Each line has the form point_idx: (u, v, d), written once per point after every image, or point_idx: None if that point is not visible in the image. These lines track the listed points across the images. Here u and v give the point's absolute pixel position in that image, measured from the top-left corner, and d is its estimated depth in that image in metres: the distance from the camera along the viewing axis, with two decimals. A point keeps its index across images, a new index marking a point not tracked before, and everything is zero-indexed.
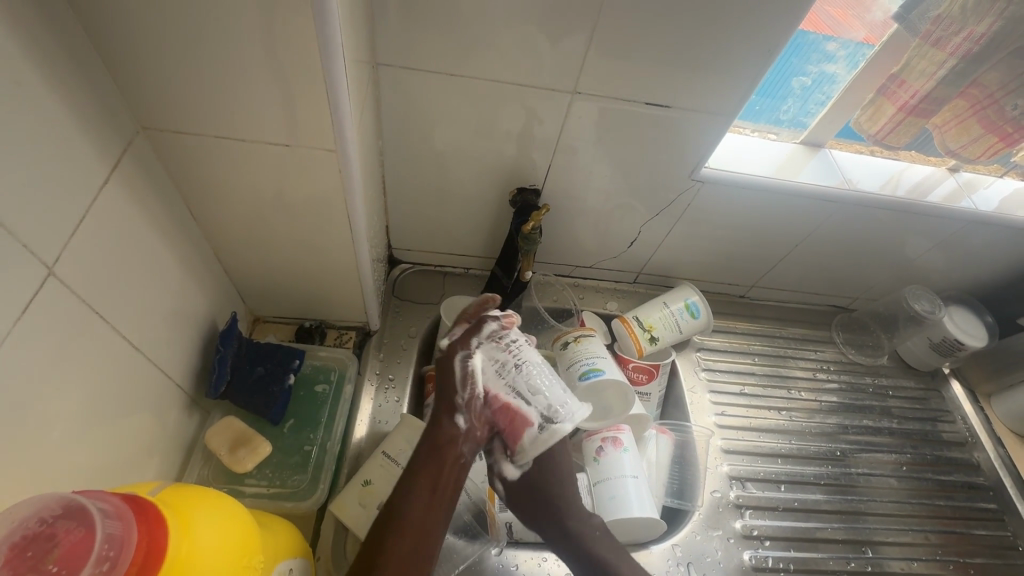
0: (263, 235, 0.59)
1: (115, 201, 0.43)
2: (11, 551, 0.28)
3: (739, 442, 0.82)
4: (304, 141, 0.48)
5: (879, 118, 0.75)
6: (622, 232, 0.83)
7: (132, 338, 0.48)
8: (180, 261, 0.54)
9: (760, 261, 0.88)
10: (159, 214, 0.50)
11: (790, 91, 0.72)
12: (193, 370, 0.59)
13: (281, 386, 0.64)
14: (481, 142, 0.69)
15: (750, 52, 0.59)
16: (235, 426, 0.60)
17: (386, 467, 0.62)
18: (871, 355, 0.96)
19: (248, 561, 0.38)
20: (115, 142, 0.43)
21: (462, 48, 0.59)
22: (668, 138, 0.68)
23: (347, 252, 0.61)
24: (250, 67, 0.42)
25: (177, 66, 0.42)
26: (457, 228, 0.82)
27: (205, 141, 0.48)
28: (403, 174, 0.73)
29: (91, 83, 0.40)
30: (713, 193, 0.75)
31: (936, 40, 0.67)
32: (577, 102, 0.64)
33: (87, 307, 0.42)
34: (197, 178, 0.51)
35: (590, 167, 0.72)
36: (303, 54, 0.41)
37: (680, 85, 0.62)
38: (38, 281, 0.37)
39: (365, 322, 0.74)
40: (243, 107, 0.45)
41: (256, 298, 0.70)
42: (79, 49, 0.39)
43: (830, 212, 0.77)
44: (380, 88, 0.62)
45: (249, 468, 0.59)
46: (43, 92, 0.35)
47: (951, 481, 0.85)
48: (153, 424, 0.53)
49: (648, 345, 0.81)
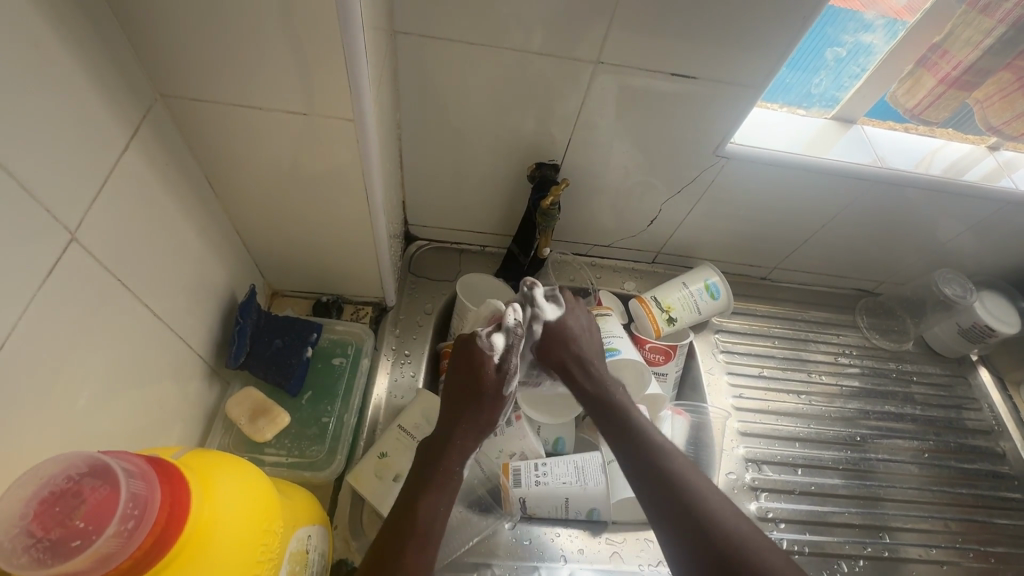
0: (280, 207, 0.59)
1: (134, 167, 0.43)
2: (40, 505, 0.29)
3: (758, 425, 0.81)
4: (322, 110, 0.47)
5: (918, 92, 0.73)
6: (642, 210, 0.81)
7: (154, 307, 0.48)
8: (198, 232, 0.54)
9: (783, 242, 0.86)
10: (178, 184, 0.49)
11: (823, 63, 0.69)
12: (213, 341, 0.60)
13: (299, 358, 0.64)
14: (500, 116, 0.68)
15: (784, 20, 0.56)
16: (254, 396, 0.61)
17: (403, 441, 0.63)
18: (896, 341, 0.93)
19: (268, 525, 0.38)
20: (133, 109, 0.43)
21: (484, 16, 0.57)
22: (693, 111, 0.66)
23: (365, 226, 0.61)
24: (268, 32, 0.41)
25: (193, 30, 0.41)
26: (473, 205, 0.81)
27: (223, 109, 0.47)
28: (420, 147, 0.72)
29: (110, 48, 0.40)
30: (738, 170, 0.73)
31: (984, 7, 0.64)
32: (599, 74, 0.62)
33: (108, 274, 0.42)
34: (215, 149, 0.51)
35: (611, 142, 0.70)
36: (321, 18, 0.40)
37: (709, 55, 0.60)
38: (61, 246, 0.37)
39: (382, 298, 0.74)
40: (261, 73, 0.44)
41: (274, 271, 0.70)
42: (97, 13, 0.38)
43: (860, 192, 0.75)
44: (398, 58, 0.61)
45: (268, 438, 0.60)
46: (61, 56, 0.35)
47: (975, 469, 0.83)
48: (176, 392, 0.54)
49: (666, 326, 0.80)
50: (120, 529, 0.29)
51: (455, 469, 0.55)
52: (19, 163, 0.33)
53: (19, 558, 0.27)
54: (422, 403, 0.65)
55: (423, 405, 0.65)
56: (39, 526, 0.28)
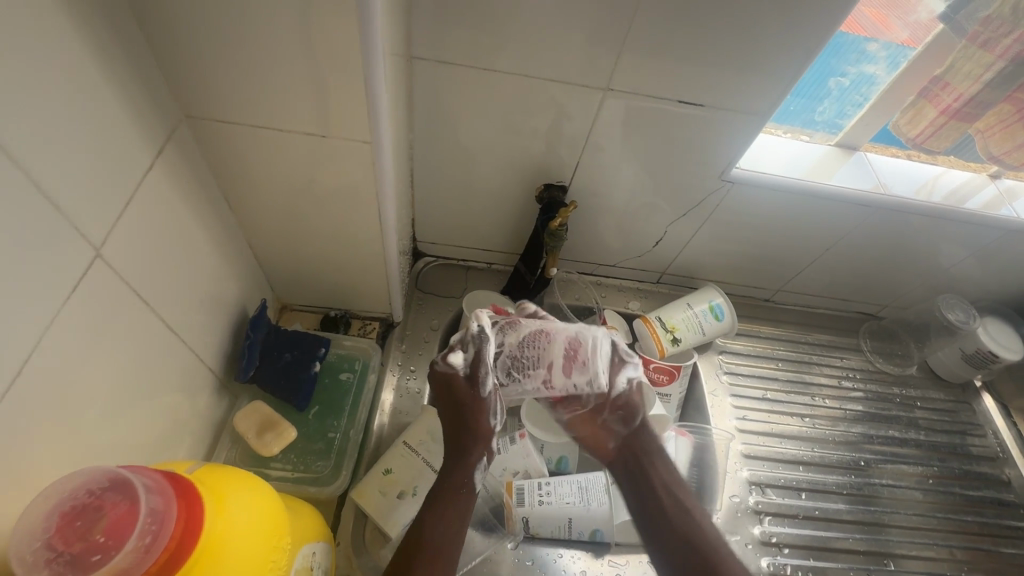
0: (294, 224, 0.60)
1: (158, 185, 0.44)
2: (62, 520, 0.29)
3: (761, 447, 0.81)
4: (340, 133, 0.48)
5: (919, 122, 0.74)
6: (647, 231, 0.82)
7: (170, 321, 0.49)
8: (214, 247, 0.55)
9: (787, 265, 0.87)
10: (198, 200, 0.51)
11: (826, 92, 0.71)
12: (224, 354, 0.60)
13: (309, 373, 0.64)
14: (511, 137, 0.69)
15: (788, 52, 0.58)
16: (262, 411, 0.61)
17: (408, 457, 0.63)
18: (900, 365, 0.93)
19: (277, 541, 0.39)
20: (160, 129, 0.44)
21: (498, 41, 0.58)
22: (699, 137, 0.67)
23: (376, 243, 0.62)
24: (291, 57, 0.42)
25: (221, 56, 0.42)
26: (482, 223, 0.82)
27: (245, 130, 0.49)
28: (431, 166, 0.73)
29: (139, 72, 0.41)
30: (743, 195, 0.74)
31: (983, 42, 0.65)
32: (609, 100, 0.64)
33: (128, 288, 0.43)
34: (234, 168, 0.52)
35: (618, 165, 0.72)
36: (344, 47, 0.41)
37: (715, 83, 0.61)
38: (86, 263, 0.38)
39: (389, 313, 0.75)
40: (284, 97, 0.46)
41: (285, 286, 0.71)
42: (130, 39, 0.40)
43: (862, 217, 0.76)
44: (413, 81, 0.63)
45: (274, 452, 0.60)
46: (98, 79, 0.37)
47: (980, 497, 0.83)
48: (186, 405, 0.54)
49: (670, 346, 0.81)
50: (139, 544, 0.30)
51: (463, 488, 0.57)
52: (53, 182, 0.34)
53: (40, 572, 0.28)
54: (427, 420, 0.65)
55: (428, 422, 0.65)
56: (61, 540, 0.29)
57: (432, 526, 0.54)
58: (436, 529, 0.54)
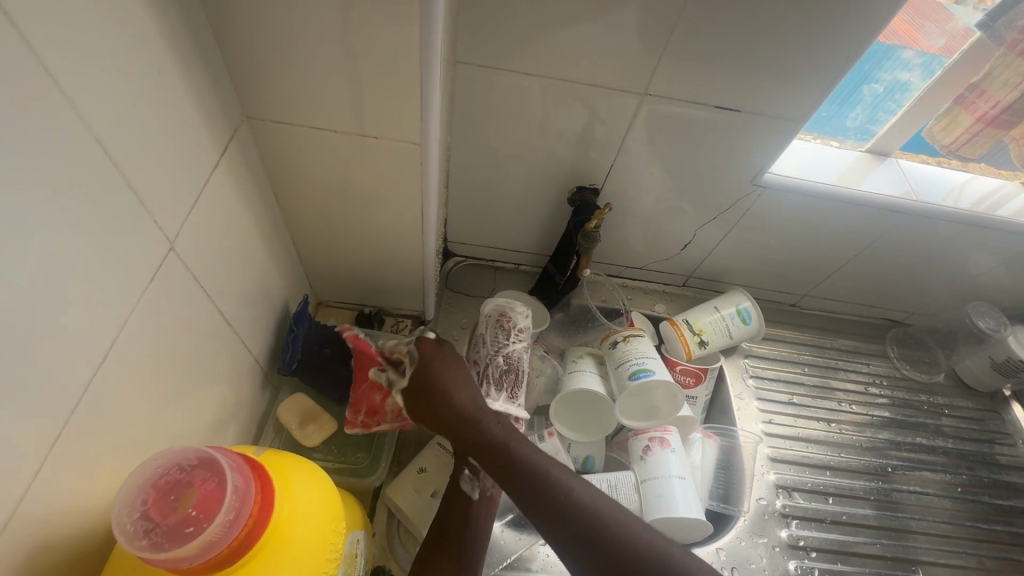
0: (338, 223, 0.62)
1: (221, 184, 0.46)
2: (156, 493, 0.32)
3: (787, 451, 0.81)
4: (392, 135, 0.50)
5: (954, 129, 0.74)
6: (677, 234, 0.83)
7: (226, 314, 0.51)
8: (265, 243, 0.57)
9: (815, 270, 0.87)
10: (253, 198, 0.52)
11: (859, 99, 0.71)
12: (268, 348, 0.62)
13: (348, 368, 0.65)
14: (547, 140, 0.70)
15: (828, 59, 0.59)
16: (304, 402, 0.61)
17: (442, 457, 0.65)
18: (927, 373, 0.93)
19: (336, 525, 0.40)
20: (224, 129, 0.46)
21: (541, 47, 0.60)
22: (734, 142, 0.68)
23: (415, 242, 0.64)
24: (354, 63, 0.44)
25: (287, 60, 0.44)
26: (513, 224, 0.83)
27: (300, 131, 0.50)
28: (467, 168, 0.75)
29: (210, 76, 0.43)
30: (775, 200, 0.75)
31: (1022, 50, 0.65)
32: (647, 104, 0.65)
33: (193, 282, 0.44)
34: (288, 167, 0.54)
35: (652, 168, 0.73)
36: (403, 54, 0.43)
37: (753, 89, 0.62)
38: (161, 256, 0.40)
39: (422, 311, 0.77)
40: (342, 101, 0.48)
41: (324, 283, 0.73)
42: (204, 43, 0.42)
43: (895, 222, 0.76)
44: (454, 85, 0.65)
45: (316, 443, 0.60)
46: (177, 82, 0.39)
47: (1009, 507, 0.82)
48: (234, 396, 0.56)
49: (697, 349, 0.81)
50: (226, 519, 0.32)
51: (457, 496, 0.57)
52: (137, 180, 0.36)
53: (138, 541, 0.30)
54: None
55: None
56: (156, 511, 0.31)
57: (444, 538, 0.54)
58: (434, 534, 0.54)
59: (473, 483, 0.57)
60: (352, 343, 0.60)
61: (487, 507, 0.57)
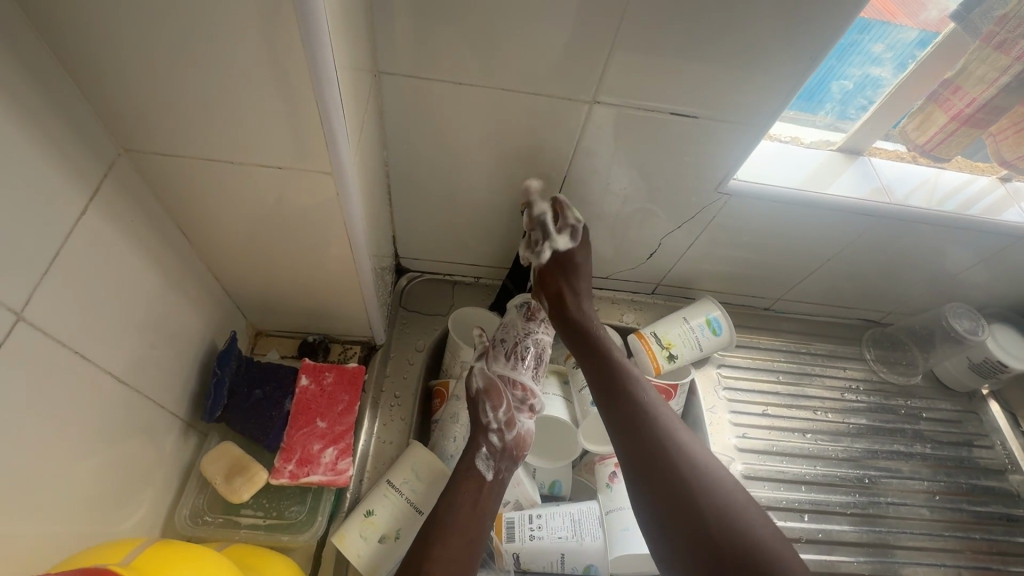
0: (259, 253, 0.56)
1: (94, 230, 0.40)
2: None
3: (763, 467, 0.78)
4: (301, 163, 0.45)
5: (929, 127, 0.70)
6: (641, 242, 0.78)
7: (121, 373, 0.46)
8: (170, 285, 0.51)
9: (787, 274, 0.83)
10: (146, 238, 0.47)
11: (829, 96, 0.66)
12: (190, 394, 0.57)
13: (281, 411, 0.60)
14: (492, 151, 0.65)
15: (786, 59, 0.54)
16: (232, 452, 0.57)
17: (391, 498, 0.59)
18: (904, 374, 0.90)
19: None
20: (92, 168, 0.40)
21: (472, 55, 0.54)
22: (692, 148, 0.64)
23: (350, 270, 0.59)
24: (241, 88, 0.39)
25: (161, 86, 0.38)
26: (467, 238, 0.78)
27: (195, 163, 0.45)
28: (409, 182, 0.69)
29: (64, 109, 0.37)
30: (740, 206, 0.70)
31: (1000, 43, 0.61)
32: (595, 112, 0.60)
33: (62, 347, 0.39)
34: (188, 201, 0.48)
35: (608, 176, 0.68)
36: (293, 78, 0.38)
37: (708, 93, 0.58)
38: (7, 329, 0.34)
39: (370, 337, 0.72)
40: (234, 127, 0.42)
41: (258, 313, 0.67)
42: (48, 72, 0.36)
43: (868, 226, 0.72)
44: (383, 97, 0.59)
45: (244, 498, 0.55)
46: (10, 123, 0.32)
47: (989, 513, 0.80)
48: (146, 455, 0.51)
49: (666, 363, 0.77)
50: None
51: (471, 470, 0.60)
52: None
53: None
54: (413, 459, 0.62)
55: (415, 461, 0.62)
56: None
57: (450, 506, 0.57)
58: (445, 510, 0.56)
59: (488, 463, 0.61)
60: (304, 387, 0.61)
61: (492, 489, 0.61)
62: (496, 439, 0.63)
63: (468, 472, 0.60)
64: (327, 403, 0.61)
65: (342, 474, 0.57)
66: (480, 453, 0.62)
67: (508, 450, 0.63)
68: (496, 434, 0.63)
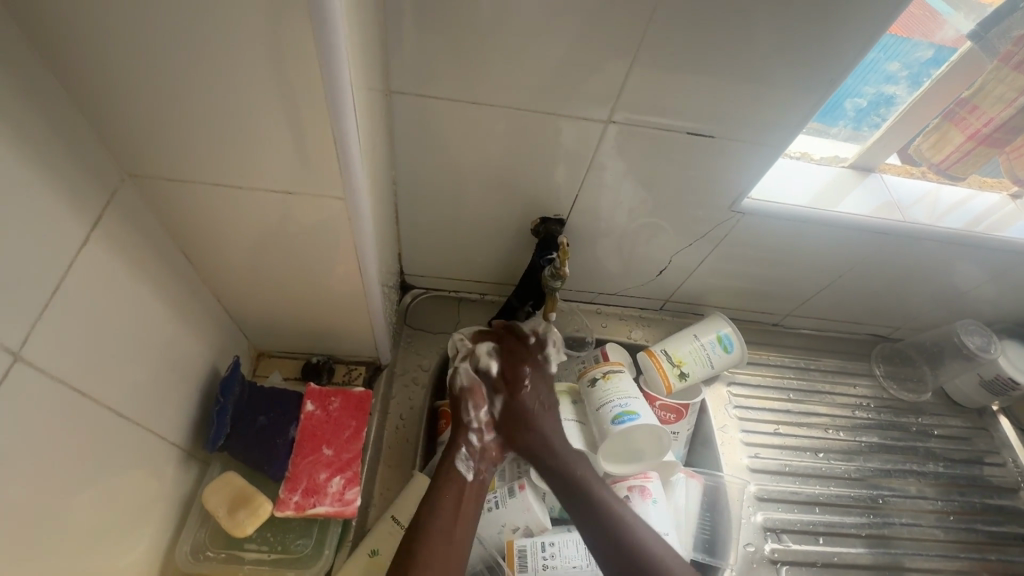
0: (265, 276, 0.55)
1: (95, 263, 0.39)
2: None
3: (774, 488, 0.77)
4: (311, 188, 0.43)
5: (944, 147, 0.70)
6: (651, 259, 0.77)
7: (121, 407, 0.44)
8: (173, 312, 0.49)
9: (798, 291, 0.82)
10: (149, 265, 0.45)
11: (843, 114, 0.66)
12: (191, 423, 0.55)
13: (285, 438, 0.58)
14: (506, 170, 0.64)
15: (803, 79, 0.53)
16: (235, 482, 0.55)
17: (397, 538, 0.58)
18: (913, 392, 0.89)
19: None
20: (94, 198, 0.38)
21: (485, 74, 0.53)
22: (706, 165, 0.63)
23: (357, 291, 0.57)
24: (251, 114, 0.37)
25: (168, 112, 0.37)
26: (474, 256, 0.77)
27: (200, 188, 0.43)
28: (417, 200, 0.68)
29: (66, 137, 0.35)
30: (753, 224, 0.70)
31: (1016, 63, 0.62)
32: (608, 131, 0.59)
33: (60, 386, 0.37)
34: (193, 225, 0.47)
35: (619, 194, 0.67)
36: (309, 104, 0.37)
37: (723, 113, 0.57)
38: (2, 372, 0.32)
39: (376, 357, 0.70)
40: (244, 153, 0.40)
41: (261, 335, 0.65)
42: (51, 99, 0.34)
43: (882, 244, 0.71)
44: (393, 116, 0.58)
45: (249, 532, 0.53)
46: (10, 156, 0.31)
47: (1003, 533, 0.79)
48: (147, 490, 0.49)
49: (678, 382, 0.75)
50: None
51: (471, 500, 0.58)
52: None
53: None
54: (419, 494, 0.61)
55: (421, 495, 0.61)
56: None
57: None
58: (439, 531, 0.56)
59: (467, 464, 0.62)
60: (310, 413, 0.59)
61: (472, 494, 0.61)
62: (477, 440, 0.64)
63: (447, 477, 0.60)
64: (333, 430, 0.59)
65: (350, 504, 0.56)
66: (461, 455, 0.62)
67: (486, 453, 0.64)
68: (475, 436, 0.64)
